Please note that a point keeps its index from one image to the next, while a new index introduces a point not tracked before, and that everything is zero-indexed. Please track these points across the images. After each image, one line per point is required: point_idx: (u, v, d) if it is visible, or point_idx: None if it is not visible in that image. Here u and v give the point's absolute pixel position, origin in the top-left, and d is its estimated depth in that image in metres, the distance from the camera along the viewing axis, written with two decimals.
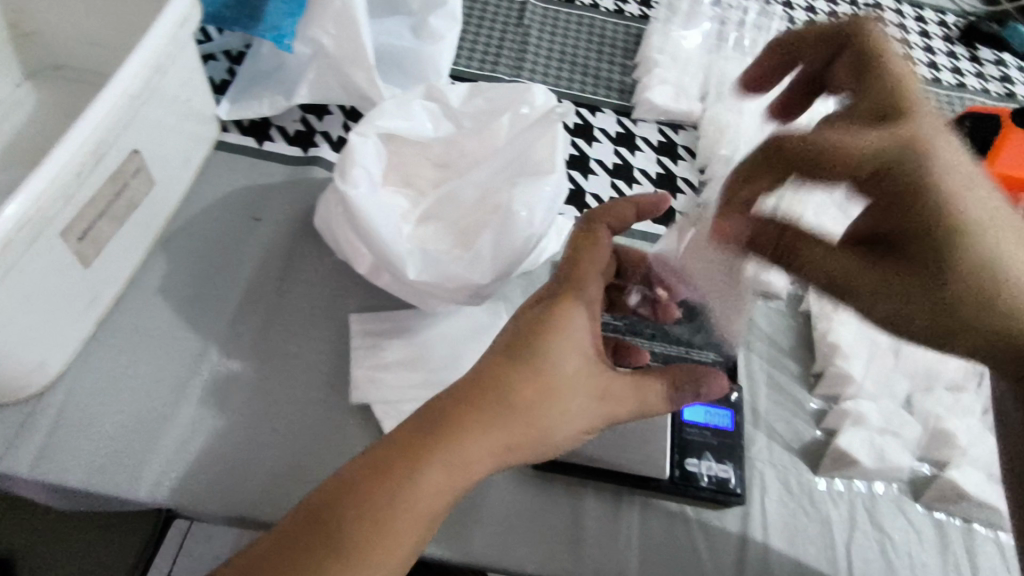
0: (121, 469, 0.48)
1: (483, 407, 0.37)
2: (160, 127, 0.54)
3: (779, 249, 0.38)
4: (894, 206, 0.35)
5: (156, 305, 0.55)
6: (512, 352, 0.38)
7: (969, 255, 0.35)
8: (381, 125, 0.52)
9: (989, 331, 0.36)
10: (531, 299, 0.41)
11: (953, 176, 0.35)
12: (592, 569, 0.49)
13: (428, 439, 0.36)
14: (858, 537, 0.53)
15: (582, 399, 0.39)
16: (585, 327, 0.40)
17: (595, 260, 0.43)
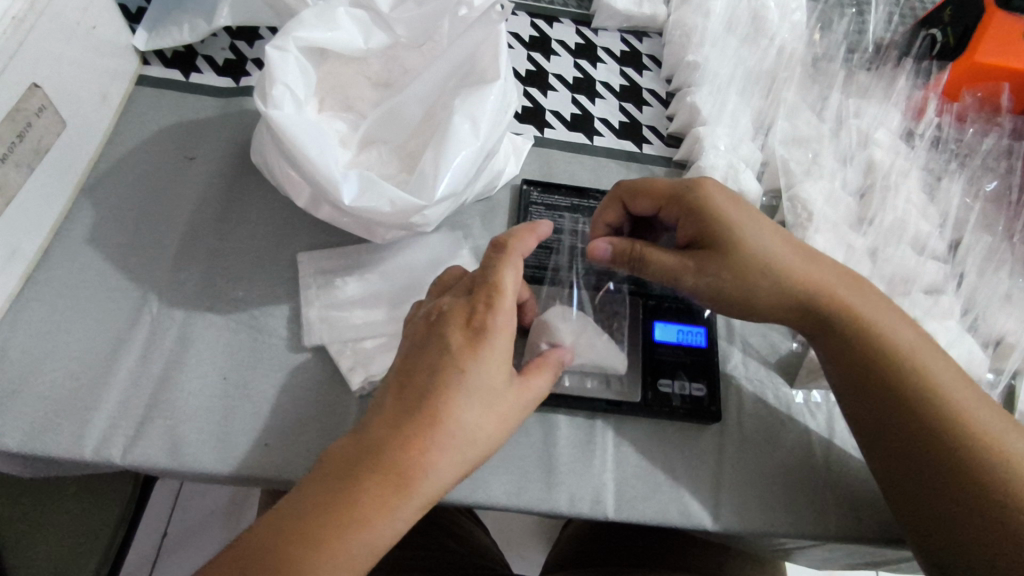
0: (58, 431, 0.45)
1: (436, 442, 0.35)
2: (62, 57, 0.49)
3: (633, 258, 0.48)
4: (691, 222, 0.47)
5: (85, 256, 0.51)
6: (450, 380, 0.37)
7: (755, 244, 0.45)
8: (298, 37, 0.46)
9: (778, 310, 0.45)
10: (454, 318, 0.39)
11: (736, 202, 0.46)
12: (567, 496, 0.48)
13: (381, 484, 0.34)
14: (837, 446, 0.51)
15: (515, 413, 0.39)
16: (508, 338, 0.39)
17: (512, 272, 0.41)
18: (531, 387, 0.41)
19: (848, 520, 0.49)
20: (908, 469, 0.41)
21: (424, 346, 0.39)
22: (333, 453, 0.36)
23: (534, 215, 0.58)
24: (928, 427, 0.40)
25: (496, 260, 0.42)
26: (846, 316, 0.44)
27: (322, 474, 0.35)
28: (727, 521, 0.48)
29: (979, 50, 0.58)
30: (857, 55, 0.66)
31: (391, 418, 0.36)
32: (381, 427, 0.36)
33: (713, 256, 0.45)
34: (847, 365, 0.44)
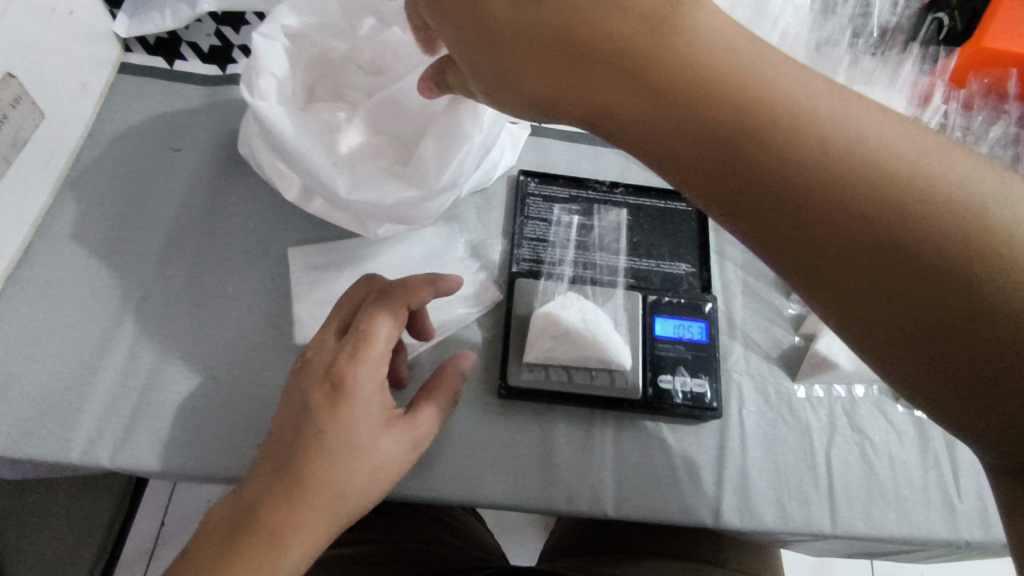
0: (42, 434, 0.44)
1: (304, 502, 0.36)
2: (38, 45, 0.47)
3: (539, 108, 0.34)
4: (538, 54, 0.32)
5: (68, 252, 0.50)
6: (316, 434, 0.37)
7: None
8: (286, 26, 0.45)
9: (772, 118, 0.27)
10: (316, 370, 0.39)
11: None
12: (565, 495, 0.47)
13: (252, 548, 0.35)
14: (838, 441, 0.51)
15: (393, 460, 0.39)
16: (375, 386, 0.39)
17: (384, 324, 0.41)
18: (417, 425, 0.41)
19: (849, 515, 0.48)
20: (943, 346, 0.25)
21: (289, 400, 0.39)
22: (216, 514, 0.37)
23: (530, 206, 0.56)
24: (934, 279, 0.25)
25: (373, 309, 0.41)
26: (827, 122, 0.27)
27: (202, 546, 0.36)
28: (728, 519, 0.47)
29: (987, 34, 0.56)
30: (861, 40, 0.64)
31: (262, 481, 0.37)
32: (254, 489, 0.37)
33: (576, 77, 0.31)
34: (863, 223, 0.26)
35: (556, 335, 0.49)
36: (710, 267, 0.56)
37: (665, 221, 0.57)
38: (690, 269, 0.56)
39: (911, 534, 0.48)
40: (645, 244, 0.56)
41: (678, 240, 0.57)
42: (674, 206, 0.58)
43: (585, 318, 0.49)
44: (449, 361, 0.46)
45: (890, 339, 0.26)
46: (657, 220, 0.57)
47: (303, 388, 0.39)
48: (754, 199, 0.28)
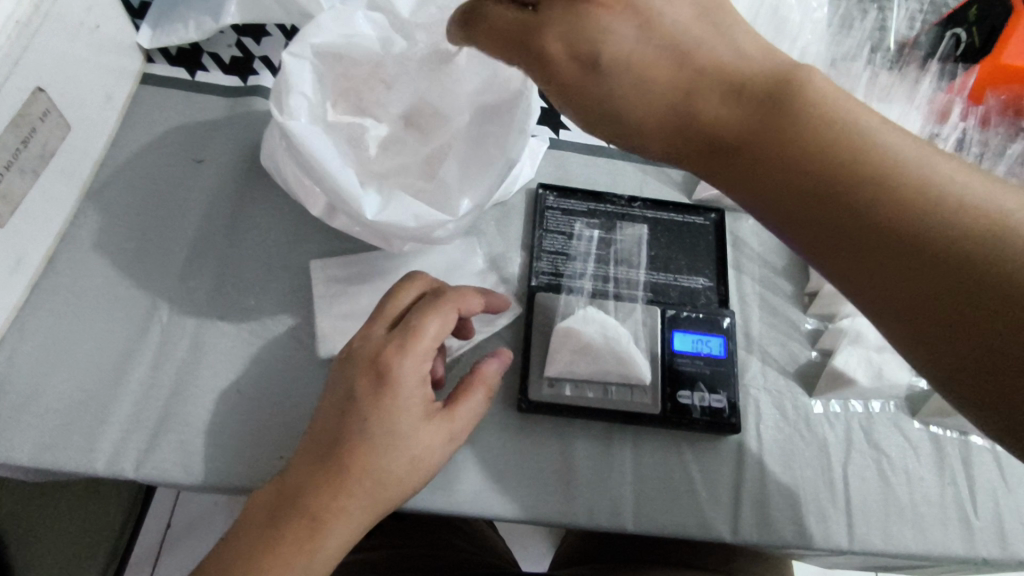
0: (68, 446, 0.44)
1: (346, 486, 0.39)
2: (67, 59, 0.47)
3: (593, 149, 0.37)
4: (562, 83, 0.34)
5: (92, 263, 0.50)
6: (359, 425, 0.40)
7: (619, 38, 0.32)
8: (316, 43, 0.44)
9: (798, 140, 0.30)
10: (364, 359, 0.42)
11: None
12: (585, 509, 0.47)
13: (296, 527, 0.38)
14: (855, 457, 0.51)
15: (430, 451, 0.41)
16: (415, 382, 0.41)
17: (431, 321, 0.43)
18: (456, 417, 0.43)
19: (866, 530, 0.48)
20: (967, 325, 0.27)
21: (337, 388, 0.42)
22: (263, 492, 0.40)
23: (549, 220, 0.57)
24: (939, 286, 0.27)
25: (424, 307, 0.44)
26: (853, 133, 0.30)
27: (250, 524, 0.39)
28: (745, 534, 0.48)
29: (1005, 49, 0.56)
30: (880, 54, 0.64)
31: (308, 463, 0.40)
32: (301, 472, 0.39)
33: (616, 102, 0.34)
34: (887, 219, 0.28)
35: (577, 351, 0.49)
36: (728, 280, 0.57)
37: (682, 235, 0.57)
38: (708, 284, 0.56)
39: (928, 550, 0.48)
40: (663, 258, 0.56)
41: (696, 254, 0.57)
42: (692, 220, 0.58)
43: (604, 332, 0.50)
44: (485, 358, 0.46)
45: (917, 325, 0.28)
46: (675, 234, 0.57)
47: (351, 379, 0.41)
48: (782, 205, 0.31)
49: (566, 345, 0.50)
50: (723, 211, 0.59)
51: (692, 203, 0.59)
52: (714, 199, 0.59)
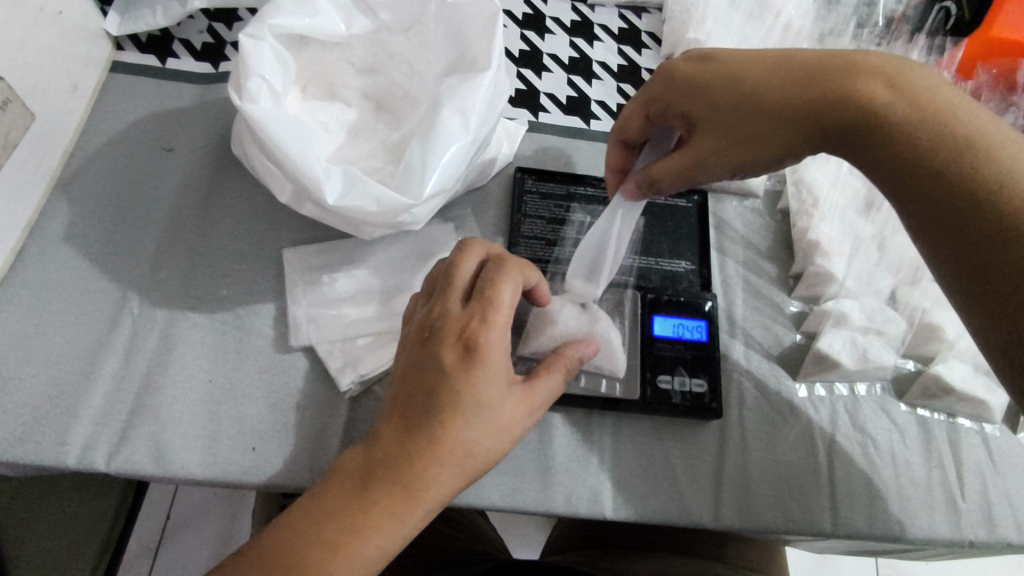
0: (35, 440, 0.43)
1: (438, 459, 0.36)
2: (25, 45, 0.46)
3: (643, 181, 0.47)
4: (671, 97, 0.45)
5: (62, 255, 0.49)
6: (450, 394, 0.37)
7: (741, 96, 0.42)
8: (274, 25, 0.44)
9: (886, 160, 0.38)
10: (448, 333, 0.39)
11: (718, 82, 0.43)
12: (563, 497, 0.46)
13: (388, 496, 0.35)
14: (840, 440, 0.50)
15: (516, 422, 0.39)
16: (501, 355, 0.39)
17: (511, 291, 0.40)
18: (539, 392, 0.41)
19: (851, 515, 0.48)
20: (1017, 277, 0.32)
21: (418, 363, 0.39)
22: (345, 460, 0.38)
23: (528, 204, 0.56)
24: (959, 158, 0.35)
25: (494, 273, 0.41)
26: (943, 130, 0.36)
27: (330, 491, 0.36)
28: (728, 520, 0.47)
29: (996, 22, 0.55)
30: (865, 31, 0.61)
31: (392, 436, 0.37)
32: (386, 439, 0.37)
33: (694, 113, 0.44)
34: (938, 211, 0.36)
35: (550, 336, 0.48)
36: (710, 264, 0.56)
37: (665, 220, 0.56)
38: (690, 267, 0.55)
39: (915, 534, 0.47)
40: (645, 241, 0.55)
41: (678, 237, 0.56)
42: (674, 202, 0.57)
43: (588, 286, 0.51)
44: (571, 343, 0.45)
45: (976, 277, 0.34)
46: (657, 217, 0.56)
47: (436, 348, 0.38)
48: (902, 193, 0.38)
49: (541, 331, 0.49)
50: (706, 192, 0.58)
51: None
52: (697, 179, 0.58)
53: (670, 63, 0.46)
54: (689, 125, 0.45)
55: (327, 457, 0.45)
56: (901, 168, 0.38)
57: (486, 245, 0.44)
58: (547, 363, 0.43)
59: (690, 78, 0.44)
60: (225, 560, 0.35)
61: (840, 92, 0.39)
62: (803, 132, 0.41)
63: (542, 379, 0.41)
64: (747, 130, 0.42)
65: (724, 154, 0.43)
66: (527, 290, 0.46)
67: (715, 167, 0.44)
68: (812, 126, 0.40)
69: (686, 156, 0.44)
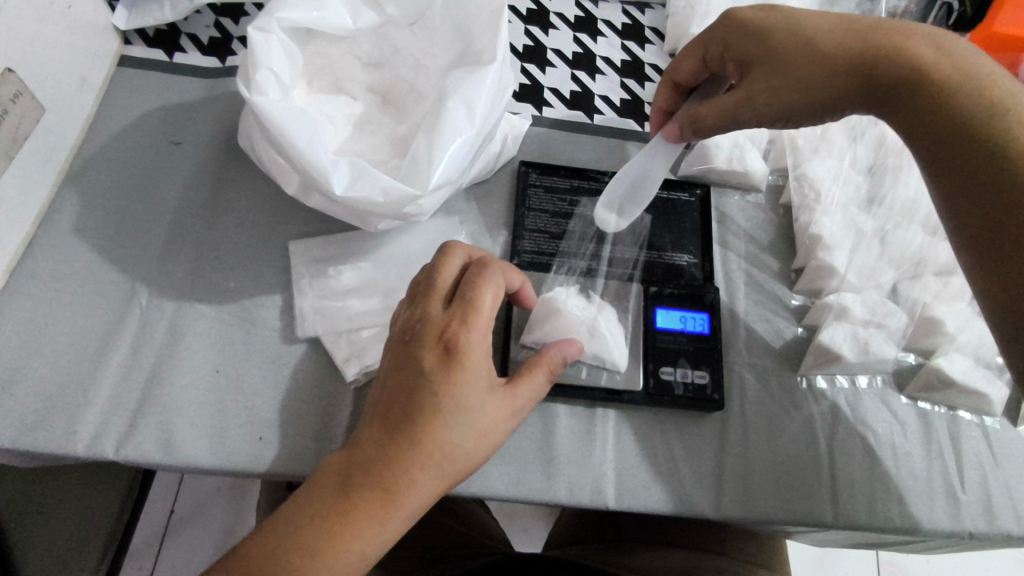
0: (45, 428, 0.44)
1: (416, 461, 0.37)
2: (36, 39, 0.47)
3: (685, 120, 0.48)
4: (730, 39, 0.47)
5: (71, 247, 0.50)
6: (430, 397, 0.38)
7: (801, 40, 0.43)
8: (282, 18, 0.45)
9: (922, 117, 0.40)
10: (429, 335, 0.39)
11: (782, 25, 0.44)
12: (566, 487, 0.47)
13: (369, 499, 0.36)
14: (841, 433, 0.50)
15: (497, 425, 0.40)
16: (482, 355, 0.39)
17: (492, 292, 0.41)
18: (520, 393, 0.41)
19: (851, 506, 0.48)
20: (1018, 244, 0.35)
21: (400, 366, 0.40)
22: (328, 463, 0.38)
23: (531, 197, 0.56)
24: (992, 123, 0.37)
25: (476, 276, 0.41)
26: (986, 92, 0.38)
27: (313, 494, 0.37)
28: (729, 510, 0.47)
29: (998, 19, 0.56)
30: None
31: (374, 438, 0.38)
32: (367, 442, 0.38)
33: (749, 55, 0.45)
34: (958, 176, 0.38)
35: (543, 329, 0.49)
36: (713, 258, 0.56)
37: (668, 214, 0.57)
38: (692, 261, 0.55)
39: (915, 525, 0.48)
40: (647, 234, 0.56)
41: (680, 231, 0.56)
42: (676, 196, 0.58)
43: (608, 215, 0.53)
44: (553, 344, 0.45)
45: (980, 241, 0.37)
46: (660, 211, 0.57)
47: (420, 348, 0.39)
48: (931, 154, 0.39)
49: (536, 325, 0.49)
50: (708, 186, 0.58)
51: (679, 179, 0.59)
52: (699, 174, 0.58)
53: (734, 8, 0.47)
54: (744, 66, 0.46)
55: (332, 446, 0.46)
56: (937, 125, 0.39)
57: (469, 249, 0.45)
58: (530, 360, 0.44)
59: (752, 23, 0.45)
60: (223, 557, 0.37)
61: (897, 43, 0.40)
62: (850, 85, 0.42)
63: (526, 379, 0.42)
64: (798, 76, 0.43)
65: (772, 96, 0.44)
66: (514, 292, 0.46)
67: (759, 112, 0.45)
68: (861, 77, 0.41)
69: (736, 95, 0.45)
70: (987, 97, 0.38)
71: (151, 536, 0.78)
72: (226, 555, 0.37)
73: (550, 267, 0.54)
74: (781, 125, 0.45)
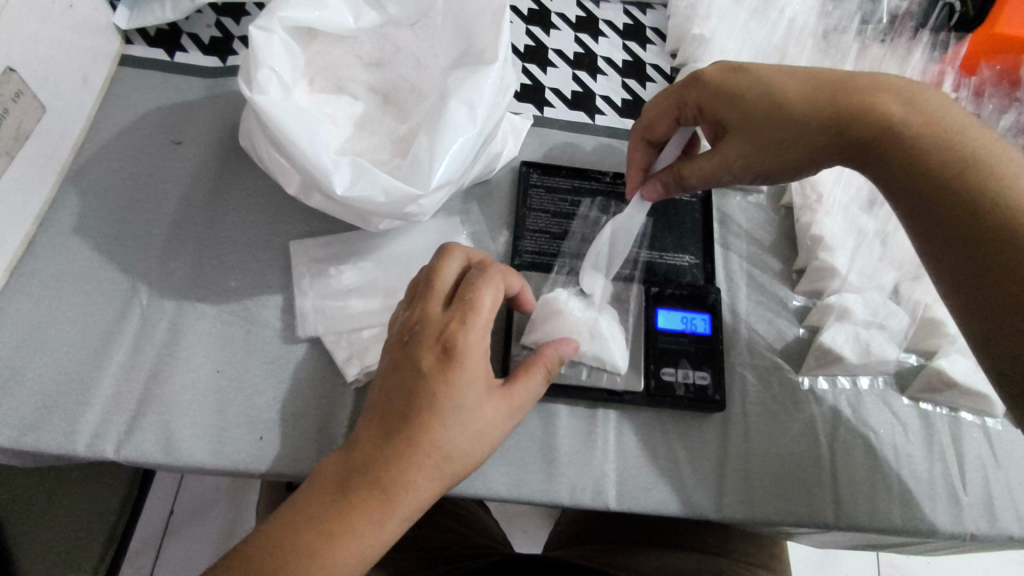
0: (45, 427, 0.43)
1: (415, 461, 0.37)
2: (37, 38, 0.47)
3: (670, 178, 0.48)
4: (703, 102, 0.46)
5: (72, 246, 0.50)
6: (428, 399, 0.38)
7: (773, 106, 0.43)
8: (285, 17, 0.45)
9: (901, 174, 0.40)
10: (427, 336, 0.39)
11: (753, 89, 0.44)
12: (567, 487, 0.47)
13: (366, 500, 0.36)
14: (842, 434, 0.50)
15: (495, 425, 0.40)
16: (479, 358, 0.39)
17: (490, 294, 0.41)
18: (519, 392, 0.41)
19: (851, 508, 0.48)
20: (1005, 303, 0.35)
21: (398, 367, 0.40)
22: (325, 464, 0.38)
23: (533, 197, 0.56)
24: (972, 181, 0.37)
25: (475, 277, 0.41)
26: (962, 149, 0.38)
27: (311, 495, 0.37)
28: (730, 510, 0.47)
29: (1000, 20, 0.55)
30: (870, 27, 0.60)
31: (372, 439, 0.38)
32: (366, 441, 0.38)
33: (724, 118, 0.45)
34: (942, 232, 0.38)
35: (544, 331, 0.49)
36: (715, 258, 0.56)
37: (670, 214, 0.57)
38: (694, 261, 0.55)
39: (916, 526, 0.48)
40: (648, 235, 0.56)
41: (682, 231, 0.56)
42: (678, 197, 0.58)
43: (595, 276, 0.52)
44: (550, 343, 0.45)
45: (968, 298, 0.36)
46: (661, 211, 0.57)
47: (418, 352, 0.39)
48: (914, 208, 0.39)
49: (536, 325, 0.49)
50: (709, 187, 0.58)
51: None
52: None
53: (704, 67, 0.47)
54: (719, 128, 0.46)
55: (333, 446, 0.46)
56: (917, 182, 0.39)
57: (468, 250, 0.45)
58: (528, 360, 0.44)
59: (722, 85, 0.45)
60: (221, 559, 0.36)
61: (869, 104, 0.40)
62: (827, 143, 0.42)
63: (524, 379, 0.42)
64: (773, 139, 0.43)
65: (751, 158, 0.44)
66: (513, 296, 0.46)
67: (738, 172, 0.45)
68: (837, 137, 0.41)
69: (715, 159, 0.45)
70: (962, 154, 0.38)
71: (151, 535, 0.78)
72: (224, 556, 0.36)
73: (553, 268, 0.53)
74: (763, 179, 0.46)
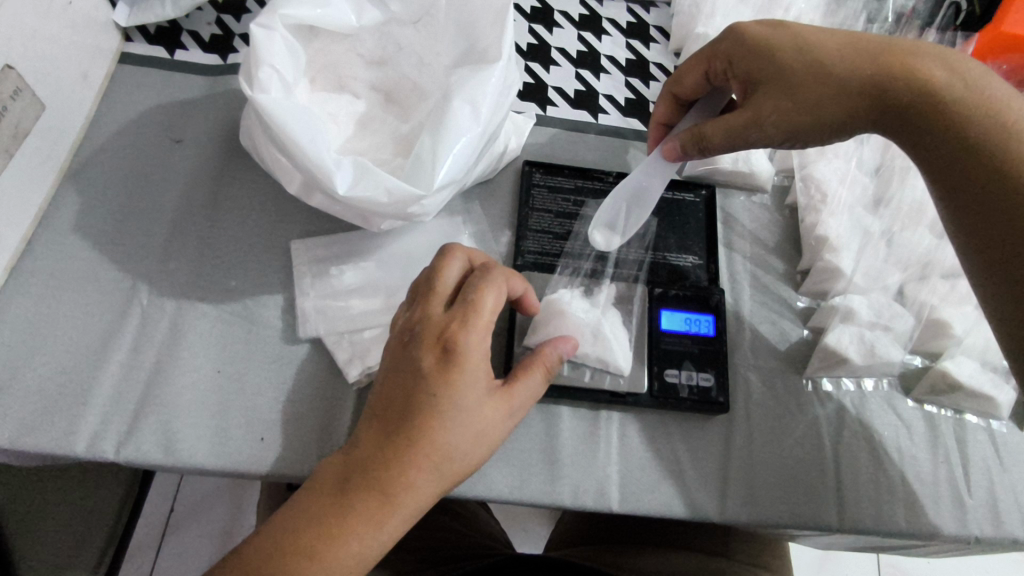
0: (44, 428, 0.43)
1: (414, 462, 0.36)
2: (35, 36, 0.46)
3: (689, 138, 0.47)
4: (738, 56, 0.46)
5: (71, 245, 0.49)
6: (429, 400, 0.37)
7: (812, 60, 0.42)
8: (286, 15, 0.44)
9: (933, 140, 0.39)
10: (428, 336, 0.39)
11: (791, 43, 0.44)
12: (570, 489, 0.46)
13: (366, 501, 0.36)
14: (847, 436, 0.50)
15: (496, 426, 0.39)
16: (481, 357, 0.39)
17: (492, 295, 0.40)
18: (520, 393, 0.41)
19: (856, 509, 0.48)
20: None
21: (398, 369, 0.39)
22: (325, 466, 0.38)
23: (535, 197, 0.56)
24: (1006, 145, 0.36)
25: (477, 278, 0.41)
26: (998, 115, 0.37)
27: (311, 496, 0.37)
28: (733, 512, 0.47)
29: (1006, 19, 0.55)
30: (875, 27, 0.60)
31: (373, 440, 0.38)
32: (365, 444, 0.38)
33: (756, 74, 0.45)
34: (969, 195, 0.38)
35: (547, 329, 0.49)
36: (719, 258, 0.56)
37: (674, 214, 0.57)
38: (697, 262, 0.55)
39: (920, 528, 0.47)
40: (652, 235, 0.55)
41: (685, 231, 0.56)
42: (681, 197, 0.57)
43: (610, 235, 0.53)
44: (549, 342, 0.45)
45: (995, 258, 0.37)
46: (665, 211, 0.57)
47: (420, 350, 0.39)
48: (942, 172, 0.39)
49: (540, 324, 0.49)
50: (713, 187, 0.58)
51: (684, 179, 0.59)
52: (706, 174, 0.58)
53: (741, 23, 0.47)
54: (750, 82, 0.46)
55: (334, 448, 0.45)
56: (949, 146, 0.38)
57: (469, 251, 0.44)
58: (533, 358, 0.43)
59: (757, 41, 0.45)
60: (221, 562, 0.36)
61: (910, 64, 0.40)
62: (863, 106, 0.41)
63: (525, 379, 0.42)
64: (806, 96, 0.42)
65: (783, 115, 0.44)
66: (515, 299, 0.46)
67: (767, 130, 0.44)
68: (871, 100, 0.41)
69: (744, 114, 0.45)
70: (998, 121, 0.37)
71: (151, 533, 0.78)
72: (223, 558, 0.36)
73: (556, 268, 0.53)
74: (789, 143, 0.45)
